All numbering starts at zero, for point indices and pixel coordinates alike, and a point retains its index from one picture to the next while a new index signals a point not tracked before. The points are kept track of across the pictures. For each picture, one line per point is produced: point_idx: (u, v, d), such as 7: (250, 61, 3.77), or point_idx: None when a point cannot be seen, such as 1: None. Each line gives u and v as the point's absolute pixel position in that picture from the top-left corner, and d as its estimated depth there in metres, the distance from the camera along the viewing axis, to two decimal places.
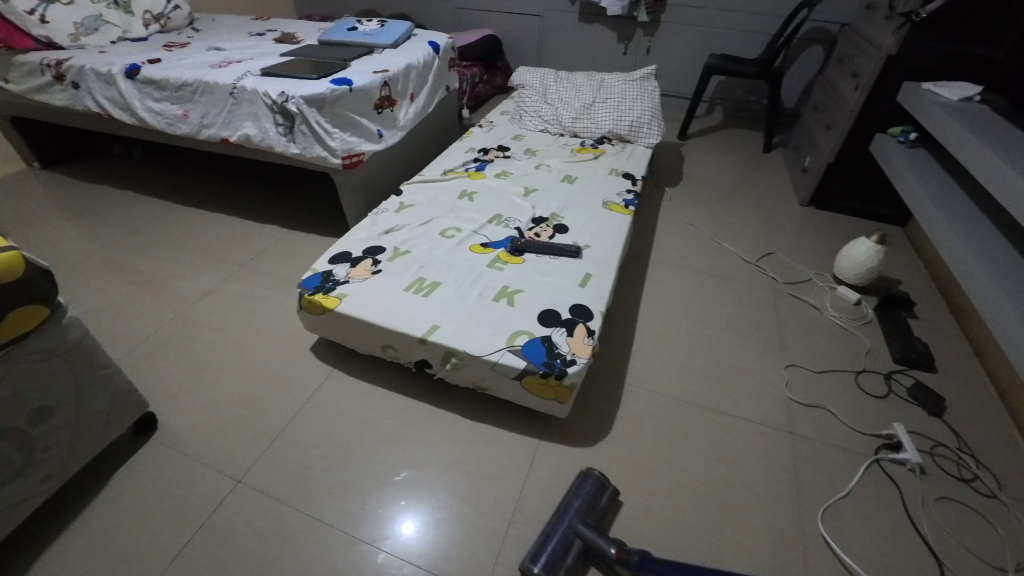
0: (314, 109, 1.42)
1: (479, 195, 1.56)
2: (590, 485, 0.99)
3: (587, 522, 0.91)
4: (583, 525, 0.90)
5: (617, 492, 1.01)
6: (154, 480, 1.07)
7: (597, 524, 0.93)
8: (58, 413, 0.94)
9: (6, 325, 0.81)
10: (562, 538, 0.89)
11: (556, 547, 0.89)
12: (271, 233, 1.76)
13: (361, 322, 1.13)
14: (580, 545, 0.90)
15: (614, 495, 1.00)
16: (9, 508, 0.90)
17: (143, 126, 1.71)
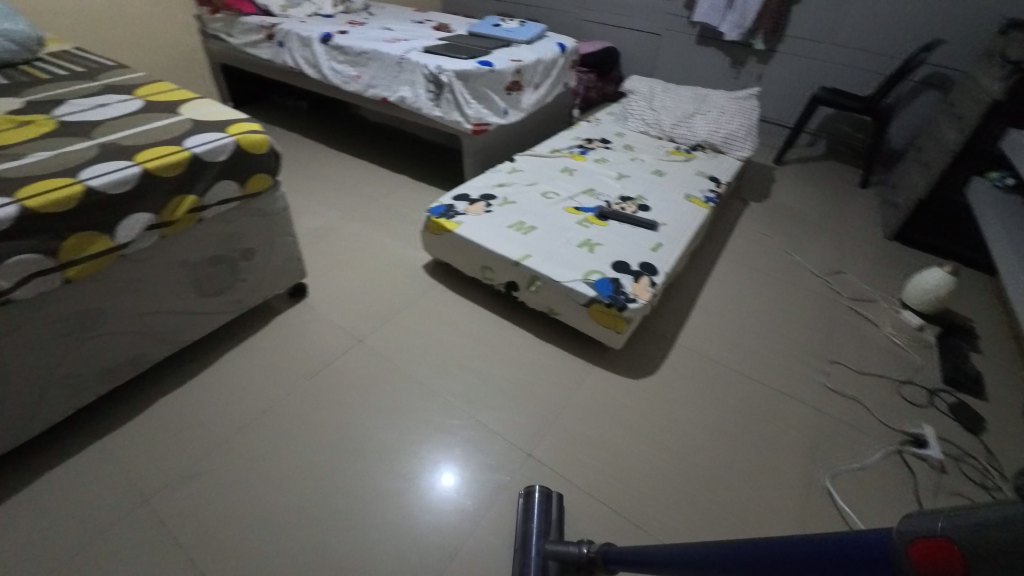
0: (460, 82, 1.76)
1: (578, 172, 1.82)
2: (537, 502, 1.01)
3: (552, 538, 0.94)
4: (550, 547, 0.91)
5: (562, 497, 1.05)
6: (302, 326, 1.42)
7: (558, 537, 0.95)
8: (256, 257, 1.29)
9: (247, 184, 1.17)
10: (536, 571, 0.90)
11: None
12: (401, 181, 2.14)
13: (471, 244, 1.43)
14: (556, 563, 0.92)
15: (558, 498, 1.04)
16: (217, 315, 1.28)
17: (322, 81, 2.15)
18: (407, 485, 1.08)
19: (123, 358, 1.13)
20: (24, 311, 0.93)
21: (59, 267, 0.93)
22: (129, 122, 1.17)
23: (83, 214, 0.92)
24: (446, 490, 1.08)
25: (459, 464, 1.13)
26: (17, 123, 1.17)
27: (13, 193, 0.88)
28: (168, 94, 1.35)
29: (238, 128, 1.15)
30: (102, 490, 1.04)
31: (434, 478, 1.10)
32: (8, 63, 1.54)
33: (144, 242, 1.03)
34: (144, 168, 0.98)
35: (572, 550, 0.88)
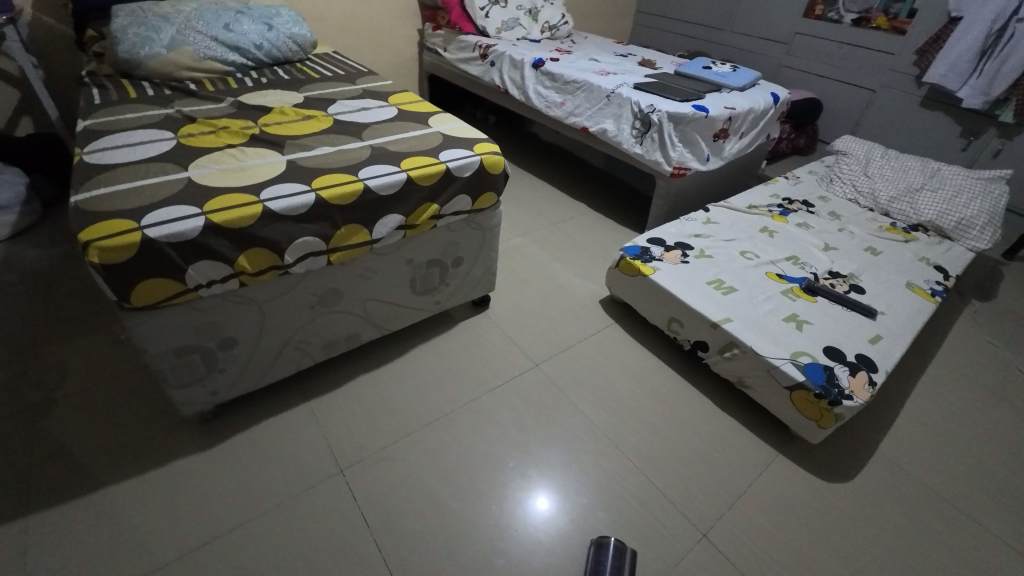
0: (671, 124, 1.73)
1: (779, 234, 1.69)
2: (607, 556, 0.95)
3: None
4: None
5: (635, 558, 0.97)
6: (482, 336, 1.48)
7: None
8: (462, 266, 1.37)
9: (477, 199, 1.24)
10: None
11: None
12: (578, 208, 2.17)
13: (665, 293, 1.38)
14: None
15: (631, 558, 0.97)
16: (417, 312, 1.37)
17: (524, 102, 2.25)
18: (509, 502, 1.09)
19: (342, 336, 1.25)
20: (292, 282, 1.06)
21: (327, 251, 1.04)
22: (389, 128, 1.30)
23: (357, 208, 1.03)
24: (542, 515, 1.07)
25: (553, 489, 1.12)
26: (303, 115, 1.36)
27: (310, 182, 1.01)
28: (416, 104, 1.48)
29: (481, 148, 1.23)
30: (308, 451, 1.15)
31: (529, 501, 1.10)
32: (288, 59, 1.80)
33: (389, 239, 1.13)
34: (409, 175, 1.08)
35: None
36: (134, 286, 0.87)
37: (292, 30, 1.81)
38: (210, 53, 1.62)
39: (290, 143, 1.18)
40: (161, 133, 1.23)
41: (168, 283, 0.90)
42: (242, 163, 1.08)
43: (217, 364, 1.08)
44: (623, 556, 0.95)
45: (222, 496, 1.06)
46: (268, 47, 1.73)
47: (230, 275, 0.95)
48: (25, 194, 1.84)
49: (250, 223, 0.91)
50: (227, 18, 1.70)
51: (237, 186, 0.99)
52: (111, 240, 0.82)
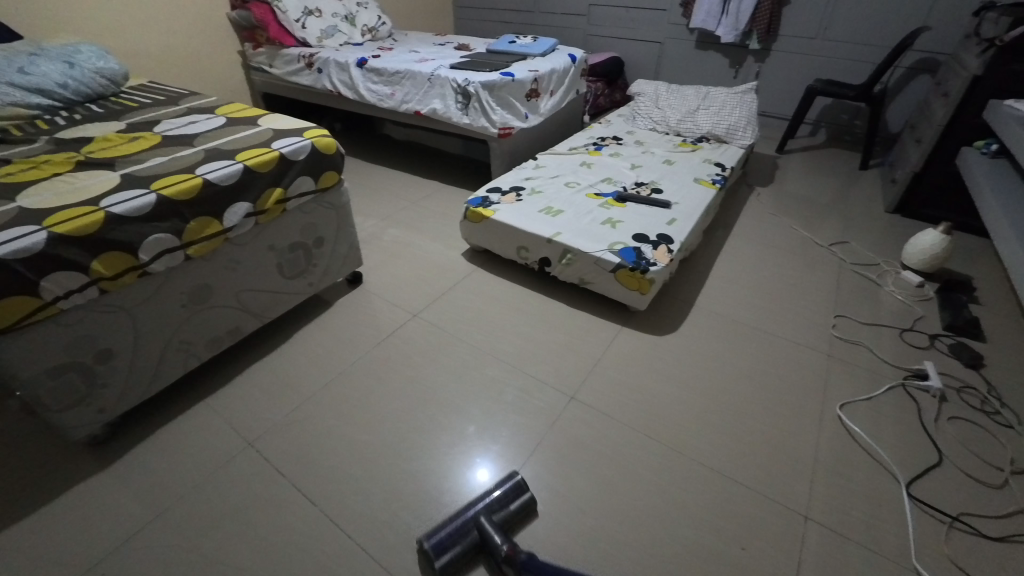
0: (487, 92, 1.98)
1: (596, 165, 2.02)
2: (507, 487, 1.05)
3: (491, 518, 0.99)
4: (482, 519, 0.98)
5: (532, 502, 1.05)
6: (363, 306, 1.62)
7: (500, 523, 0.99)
8: (325, 245, 1.49)
9: (321, 179, 1.38)
10: (459, 525, 0.99)
11: (456, 532, 0.98)
12: (433, 185, 2.37)
13: (508, 227, 1.62)
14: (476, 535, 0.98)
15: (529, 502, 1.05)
16: (293, 296, 1.48)
17: (359, 100, 2.39)
18: (425, 433, 1.24)
19: (222, 331, 1.33)
20: (155, 283, 1.13)
21: (183, 246, 1.13)
22: (220, 134, 1.39)
23: (203, 202, 1.13)
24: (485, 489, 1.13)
25: (489, 456, 1.19)
26: (129, 138, 1.40)
27: (149, 185, 1.09)
28: (244, 111, 1.58)
29: (312, 133, 1.36)
30: (215, 437, 1.23)
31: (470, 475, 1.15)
32: (101, 94, 1.79)
33: (244, 228, 1.24)
34: (246, 164, 1.19)
35: (494, 535, 0.95)
36: None
37: (98, 65, 1.79)
38: (9, 100, 1.57)
39: (122, 161, 1.24)
40: None
41: (24, 301, 0.94)
42: (73, 186, 1.13)
43: (97, 379, 1.12)
44: (526, 498, 1.05)
45: (135, 498, 1.10)
46: (75, 85, 1.71)
47: (88, 283, 1.01)
48: None
49: (97, 229, 0.99)
50: (21, 62, 1.65)
51: (73, 202, 1.04)
52: None
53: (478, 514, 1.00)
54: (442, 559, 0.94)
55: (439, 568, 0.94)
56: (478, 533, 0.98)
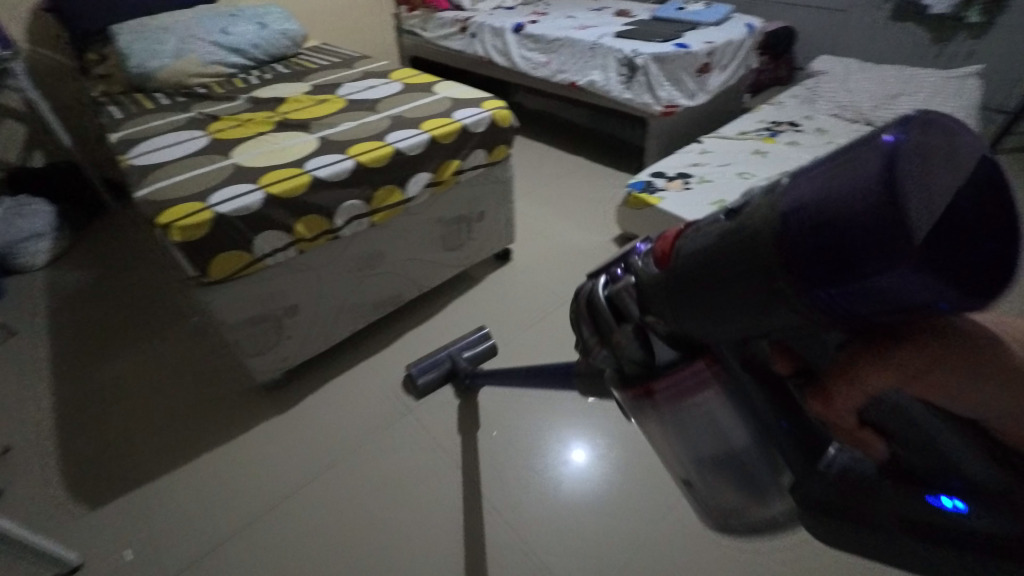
0: (656, 65, 1.82)
1: (771, 154, 1.79)
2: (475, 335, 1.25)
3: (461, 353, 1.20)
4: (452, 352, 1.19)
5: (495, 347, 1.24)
6: (511, 284, 1.59)
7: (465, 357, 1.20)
8: (485, 220, 1.47)
9: (493, 153, 1.33)
10: (438, 359, 1.20)
11: (430, 361, 1.19)
12: (577, 162, 2.27)
13: (674, 217, 1.49)
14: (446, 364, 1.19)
15: (493, 346, 1.24)
16: (451, 268, 1.47)
17: (509, 68, 2.33)
18: (578, 430, 1.19)
19: (387, 296, 1.36)
20: (341, 247, 1.16)
21: (369, 213, 1.14)
22: (400, 100, 1.39)
23: (391, 170, 1.13)
24: (578, 468, 1.12)
25: (588, 438, 1.17)
26: (317, 99, 1.45)
27: (345, 150, 1.10)
28: (417, 77, 1.57)
29: (490, 104, 1.31)
30: (376, 399, 1.27)
31: (566, 454, 1.15)
32: (284, 55, 1.89)
33: (421, 198, 1.23)
34: (431, 134, 1.17)
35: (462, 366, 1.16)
36: (212, 261, 0.97)
37: (283, 26, 1.89)
38: (214, 59, 1.70)
39: (315, 124, 1.28)
40: (191, 133, 1.32)
41: (240, 255, 1.00)
42: (276, 146, 1.17)
43: (284, 332, 1.18)
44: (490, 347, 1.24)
45: (307, 446, 1.18)
46: (264, 45, 1.81)
47: (290, 243, 1.05)
48: (57, 220, 1.93)
49: (301, 192, 1.01)
50: (223, 23, 1.78)
51: (279, 163, 1.08)
52: (190, 220, 0.92)
53: (451, 352, 1.21)
54: (420, 378, 1.17)
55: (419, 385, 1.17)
56: (450, 364, 1.19)
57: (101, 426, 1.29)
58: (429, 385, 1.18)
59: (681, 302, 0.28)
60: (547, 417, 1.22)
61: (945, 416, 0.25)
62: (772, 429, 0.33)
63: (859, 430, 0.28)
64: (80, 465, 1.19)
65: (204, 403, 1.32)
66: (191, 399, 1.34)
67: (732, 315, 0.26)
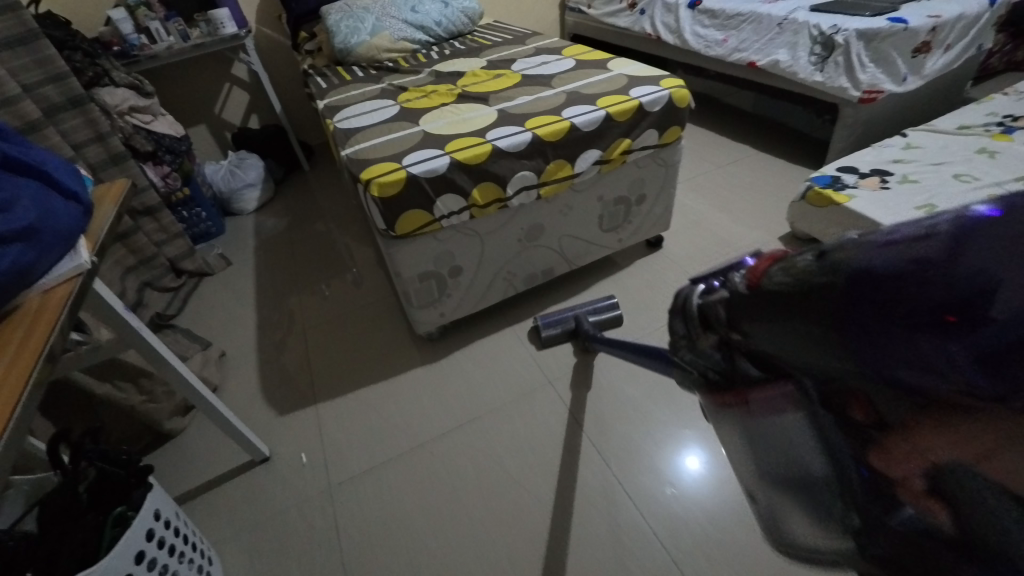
0: (861, 43, 1.58)
1: (1003, 154, 1.47)
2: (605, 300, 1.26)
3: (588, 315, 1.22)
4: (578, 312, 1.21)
5: (619, 314, 1.24)
6: (661, 273, 1.54)
7: (595, 321, 1.22)
8: (644, 204, 1.42)
9: (665, 134, 1.28)
10: (563, 317, 1.24)
11: (559, 317, 1.24)
12: (742, 150, 2.10)
13: (865, 219, 1.30)
14: (571, 323, 1.23)
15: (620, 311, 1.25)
16: (601, 250, 1.46)
17: (679, 46, 2.21)
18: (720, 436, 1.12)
19: (538, 270, 1.39)
20: (505, 216, 1.21)
21: (537, 186, 1.17)
22: (574, 76, 1.39)
23: (564, 146, 1.14)
24: (690, 473, 1.07)
25: (705, 449, 1.10)
26: (493, 74, 1.51)
27: (524, 123, 1.14)
28: (591, 53, 1.56)
29: (669, 83, 1.26)
30: (518, 366, 1.33)
31: (680, 459, 1.10)
32: (461, 32, 1.99)
33: (587, 175, 1.23)
34: (607, 112, 1.16)
35: (585, 325, 1.17)
36: (399, 217, 1.07)
37: (464, 4, 1.99)
38: (403, 35, 1.86)
39: (494, 97, 1.33)
40: (384, 102, 1.46)
41: (422, 215, 1.08)
42: (459, 116, 1.25)
43: (446, 291, 1.28)
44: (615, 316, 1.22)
45: (454, 398, 1.27)
46: (446, 22, 1.93)
47: (465, 208, 1.12)
48: (264, 174, 2.27)
49: (482, 160, 1.07)
50: (413, 2, 1.93)
51: (463, 132, 1.15)
52: (386, 178, 1.02)
53: (577, 313, 1.23)
54: (546, 330, 1.22)
55: (543, 336, 1.22)
56: (575, 323, 1.22)
57: (288, 350, 1.52)
58: (554, 339, 1.24)
59: (759, 318, 0.28)
60: (669, 416, 1.17)
61: (1022, 511, 0.17)
62: (849, 475, 0.25)
63: (923, 499, 0.21)
64: (274, 380, 1.43)
65: (368, 345, 1.49)
66: (358, 339, 1.52)
67: (791, 339, 0.26)
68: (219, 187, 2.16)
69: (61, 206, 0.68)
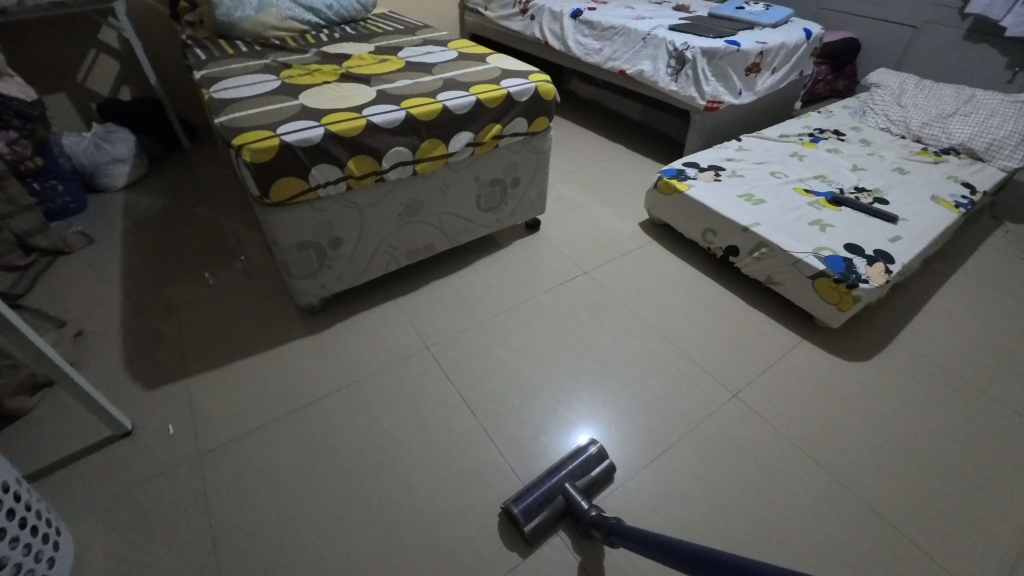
0: (705, 59, 1.86)
1: (809, 158, 1.81)
2: (584, 455, 1.08)
3: (576, 484, 1.03)
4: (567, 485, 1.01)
5: (611, 467, 1.08)
6: (537, 252, 1.69)
7: (584, 488, 1.03)
8: (519, 187, 1.56)
9: (533, 123, 1.43)
10: (546, 492, 1.02)
11: (539, 499, 1.01)
12: (617, 149, 2.34)
13: (700, 206, 1.55)
14: (561, 501, 1.02)
15: (607, 466, 1.09)
16: (481, 229, 1.58)
17: (564, 52, 2.40)
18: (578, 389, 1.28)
19: (420, 245, 1.48)
20: (384, 190, 1.28)
21: (412, 162, 1.25)
22: (454, 65, 1.49)
23: (438, 126, 1.24)
24: None
25: (594, 425, 1.20)
26: (379, 58, 1.57)
27: (399, 103, 1.22)
28: (473, 47, 1.67)
29: (536, 77, 1.40)
30: (399, 335, 1.40)
31: (562, 426, 1.20)
32: (353, 18, 2.02)
33: (461, 156, 1.34)
34: (478, 98, 1.27)
35: (585, 503, 0.98)
36: (274, 184, 1.09)
37: None
38: (291, 14, 1.85)
39: (375, 78, 1.39)
40: (265, 77, 1.46)
41: (298, 183, 1.12)
42: (339, 93, 1.30)
43: (327, 262, 1.31)
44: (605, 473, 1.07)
45: (334, 366, 1.32)
46: (337, 6, 1.95)
47: (342, 178, 1.17)
48: (136, 149, 2.13)
49: (357, 133, 1.13)
50: None
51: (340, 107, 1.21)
52: (259, 144, 1.05)
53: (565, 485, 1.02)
54: (531, 524, 0.98)
55: (531, 532, 0.97)
56: (565, 500, 1.01)
57: (159, 327, 1.46)
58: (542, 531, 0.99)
59: None
60: (533, 373, 1.31)
61: None
62: None
63: None
64: (141, 357, 1.37)
65: (248, 321, 1.48)
66: (237, 317, 1.50)
67: None
68: (81, 160, 1.97)
69: None
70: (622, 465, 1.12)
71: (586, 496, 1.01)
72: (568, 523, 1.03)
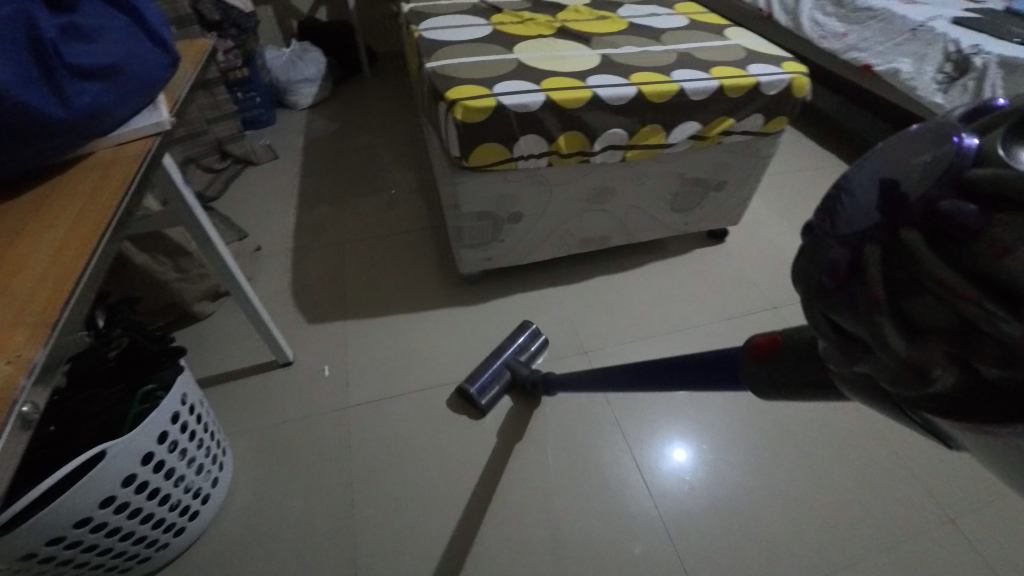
0: (999, 71, 1.41)
1: None
2: (523, 333, 1.20)
3: (518, 360, 1.15)
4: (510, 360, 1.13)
5: (547, 343, 1.22)
6: (717, 269, 1.46)
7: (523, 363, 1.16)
8: (722, 192, 1.33)
9: (769, 122, 1.17)
10: (495, 370, 1.14)
11: (489, 377, 1.13)
12: (826, 159, 1.96)
13: None
14: (508, 376, 1.14)
15: (544, 344, 1.21)
16: (664, 231, 1.38)
17: (791, 31, 2.01)
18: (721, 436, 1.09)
19: (596, 236, 1.32)
20: (581, 172, 1.13)
21: (623, 147, 1.07)
22: (686, 35, 1.27)
23: (665, 111, 1.04)
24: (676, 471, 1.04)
25: (706, 462, 1.05)
26: (597, 14, 1.37)
27: (629, 75, 1.03)
28: (705, 15, 1.42)
29: (790, 67, 1.14)
30: (552, 329, 1.28)
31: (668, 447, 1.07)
32: None
33: (676, 147, 1.13)
34: (720, 84, 1.05)
35: (523, 373, 1.11)
36: (474, 147, 0.98)
37: None
38: None
39: (595, 39, 1.21)
40: (474, 19, 1.33)
41: (498, 150, 1.00)
42: (556, 52, 1.14)
43: (500, 236, 1.21)
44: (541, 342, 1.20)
45: (482, 346, 1.24)
46: None
47: (545, 153, 1.03)
48: (324, 72, 2.16)
49: (577, 106, 0.97)
50: None
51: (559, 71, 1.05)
52: (472, 101, 0.94)
53: (506, 357, 1.15)
54: (486, 398, 1.10)
55: (485, 406, 1.10)
56: (511, 374, 1.14)
57: (322, 258, 1.48)
58: (493, 400, 1.12)
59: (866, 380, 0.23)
60: (694, 412, 1.12)
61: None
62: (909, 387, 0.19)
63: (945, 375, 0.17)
64: (302, 286, 1.40)
65: (402, 273, 1.44)
66: (391, 265, 1.47)
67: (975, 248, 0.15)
68: (277, 76, 2.06)
69: (149, 53, 0.62)
70: (725, 523, 0.97)
71: (527, 368, 1.14)
72: (514, 393, 1.16)
